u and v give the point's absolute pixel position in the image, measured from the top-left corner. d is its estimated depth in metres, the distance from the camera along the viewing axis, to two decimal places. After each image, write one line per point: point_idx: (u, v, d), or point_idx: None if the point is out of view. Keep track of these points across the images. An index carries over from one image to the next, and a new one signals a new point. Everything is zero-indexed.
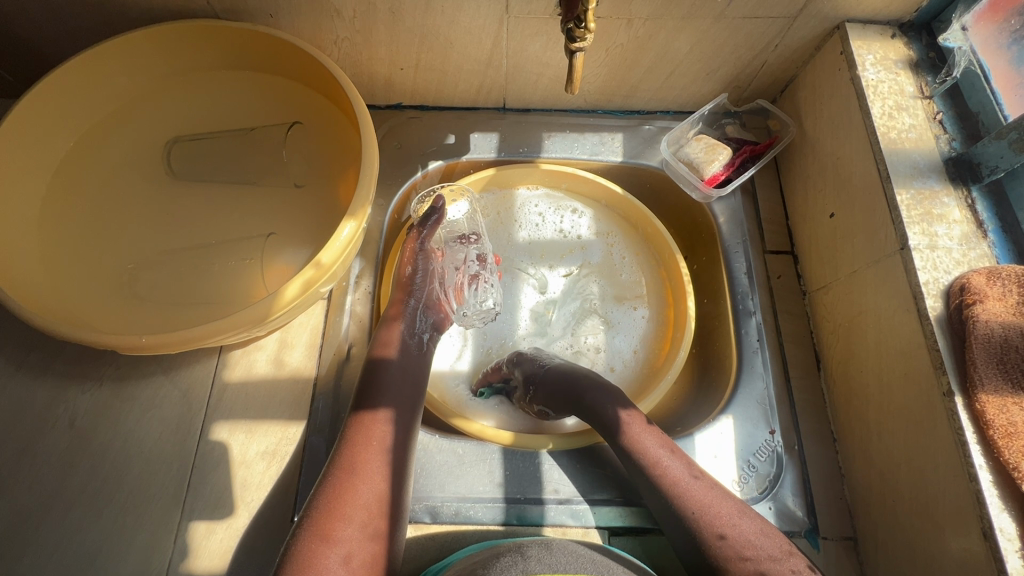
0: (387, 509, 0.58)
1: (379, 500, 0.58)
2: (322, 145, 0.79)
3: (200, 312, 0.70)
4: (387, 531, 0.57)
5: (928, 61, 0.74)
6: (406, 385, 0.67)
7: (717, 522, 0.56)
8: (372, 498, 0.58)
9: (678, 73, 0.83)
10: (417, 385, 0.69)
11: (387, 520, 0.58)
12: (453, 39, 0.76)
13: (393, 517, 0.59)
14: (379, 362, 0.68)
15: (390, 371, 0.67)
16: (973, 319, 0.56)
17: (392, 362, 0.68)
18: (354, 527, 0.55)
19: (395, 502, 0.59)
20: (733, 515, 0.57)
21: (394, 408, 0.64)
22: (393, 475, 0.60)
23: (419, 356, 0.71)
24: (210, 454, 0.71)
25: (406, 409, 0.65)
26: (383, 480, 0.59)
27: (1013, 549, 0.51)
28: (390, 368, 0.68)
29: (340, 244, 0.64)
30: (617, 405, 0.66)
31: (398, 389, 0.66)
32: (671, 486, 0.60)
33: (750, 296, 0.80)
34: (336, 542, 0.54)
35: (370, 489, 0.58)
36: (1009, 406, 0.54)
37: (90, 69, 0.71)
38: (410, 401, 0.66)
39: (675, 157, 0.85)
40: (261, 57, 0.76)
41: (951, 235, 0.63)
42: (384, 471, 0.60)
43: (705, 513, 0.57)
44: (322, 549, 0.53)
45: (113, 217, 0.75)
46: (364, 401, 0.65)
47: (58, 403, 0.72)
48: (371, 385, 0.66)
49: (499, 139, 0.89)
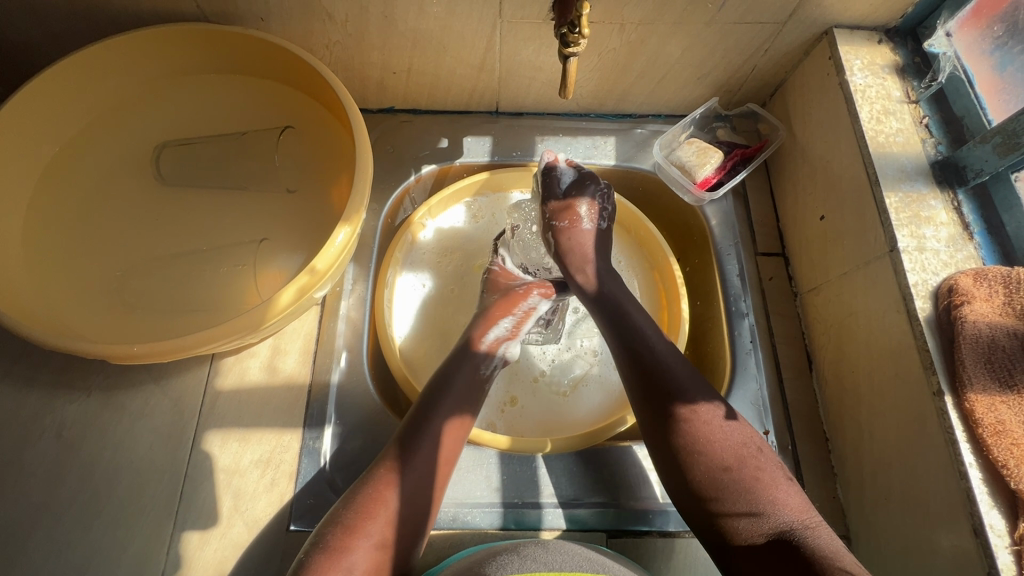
0: (399, 519, 0.58)
1: (390, 510, 0.58)
2: (314, 149, 0.79)
3: (192, 320, 0.69)
4: (396, 541, 0.57)
5: (914, 66, 0.75)
6: (467, 397, 0.68)
7: (762, 500, 0.56)
8: (385, 506, 0.58)
9: (669, 78, 0.84)
10: (473, 403, 0.68)
11: (398, 530, 0.58)
12: (446, 43, 0.76)
13: (405, 529, 0.58)
14: (449, 374, 0.69)
15: (453, 389, 0.67)
16: (962, 319, 0.57)
17: (456, 375, 0.69)
18: (364, 536, 0.56)
19: (412, 513, 0.59)
20: (782, 496, 0.56)
21: (432, 421, 0.64)
22: (412, 485, 0.60)
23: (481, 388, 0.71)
24: (204, 463, 0.70)
25: (447, 421, 0.65)
26: (399, 489, 0.59)
27: (1003, 545, 0.52)
28: (455, 377, 0.68)
29: (335, 250, 0.63)
30: (675, 367, 0.64)
31: (455, 404, 0.66)
32: (721, 467, 0.58)
33: (743, 297, 0.80)
34: (344, 550, 0.54)
35: (384, 497, 0.58)
36: (996, 405, 0.55)
37: (75, 73, 0.70)
38: (460, 417, 0.66)
39: (668, 160, 0.86)
40: (252, 60, 0.76)
41: (938, 236, 0.64)
42: (398, 479, 0.59)
43: (753, 490, 0.56)
44: (352, 541, 0.55)
45: (101, 223, 0.73)
46: (426, 405, 0.65)
47: (44, 413, 0.70)
48: (431, 399, 0.66)
49: (492, 143, 0.90)
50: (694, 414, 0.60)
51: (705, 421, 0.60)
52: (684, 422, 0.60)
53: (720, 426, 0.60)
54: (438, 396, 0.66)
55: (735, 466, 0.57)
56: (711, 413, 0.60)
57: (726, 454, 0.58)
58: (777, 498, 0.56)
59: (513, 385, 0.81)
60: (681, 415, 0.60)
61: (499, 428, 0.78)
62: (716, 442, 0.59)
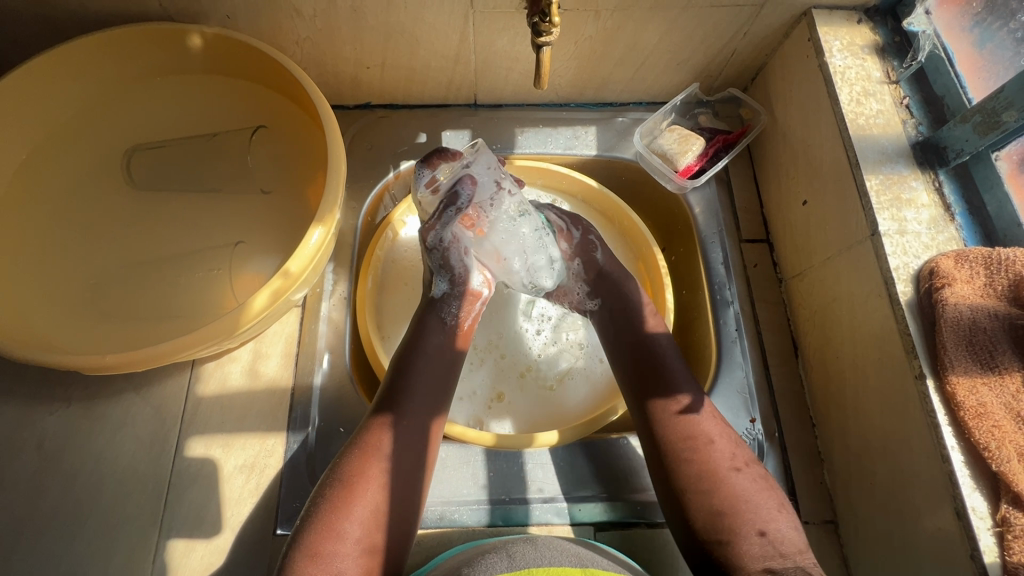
0: (386, 522, 0.57)
1: (379, 513, 0.57)
2: (288, 149, 0.77)
3: (169, 327, 0.68)
4: (386, 543, 0.57)
5: (895, 46, 0.74)
6: (436, 379, 0.66)
7: (745, 529, 0.56)
8: (372, 509, 0.57)
9: (648, 64, 0.82)
10: (449, 383, 0.67)
11: (388, 534, 0.57)
12: (419, 36, 0.75)
13: (395, 530, 0.58)
14: (418, 340, 0.68)
15: (419, 358, 0.66)
16: (943, 302, 0.57)
17: (424, 346, 0.68)
18: (350, 543, 0.55)
19: (401, 513, 0.59)
20: (765, 507, 0.57)
21: (411, 413, 0.63)
22: (400, 484, 0.59)
23: (454, 355, 0.69)
24: (188, 470, 0.70)
25: (427, 415, 0.64)
26: (385, 490, 0.58)
27: (985, 527, 0.52)
28: (427, 333, 0.69)
29: (309, 251, 0.62)
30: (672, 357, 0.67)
31: (428, 391, 0.65)
32: (721, 481, 0.58)
33: (728, 285, 0.80)
34: (331, 558, 0.54)
35: (367, 499, 0.57)
36: (978, 387, 0.55)
37: (38, 79, 0.68)
38: (436, 408, 0.65)
39: (649, 149, 0.85)
40: (218, 60, 0.74)
41: (919, 219, 0.64)
42: (385, 480, 0.58)
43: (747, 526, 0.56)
44: (333, 546, 0.54)
45: (72, 231, 0.72)
46: (391, 398, 0.63)
47: (24, 425, 0.70)
48: (399, 378, 0.65)
49: (471, 136, 0.88)
50: (700, 429, 0.61)
51: (716, 444, 0.60)
52: (695, 447, 0.60)
53: (726, 459, 0.60)
54: (407, 377, 0.65)
55: (721, 489, 0.58)
56: (723, 441, 0.61)
57: (728, 480, 0.58)
58: (757, 514, 0.57)
59: (500, 382, 0.80)
60: (676, 428, 0.61)
61: (486, 424, 0.78)
62: (721, 461, 0.59)
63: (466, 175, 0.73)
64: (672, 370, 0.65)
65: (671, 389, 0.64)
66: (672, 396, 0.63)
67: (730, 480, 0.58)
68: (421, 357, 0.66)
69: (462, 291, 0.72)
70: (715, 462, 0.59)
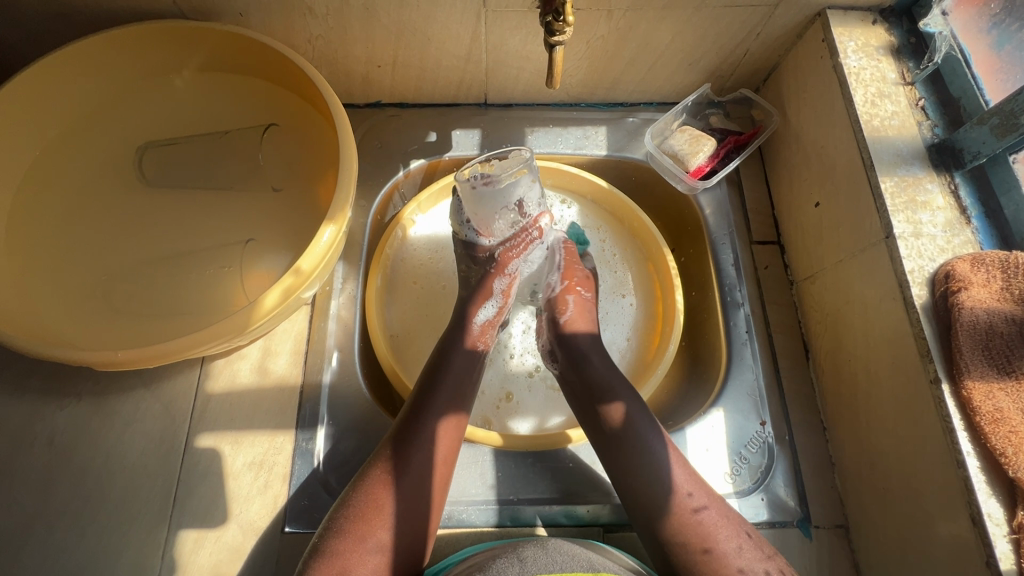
0: (395, 522, 0.57)
1: (387, 512, 0.57)
2: (299, 147, 0.77)
3: (179, 324, 0.68)
4: (397, 542, 0.57)
5: (910, 47, 0.73)
6: (460, 388, 0.66)
7: (704, 546, 0.57)
8: (382, 508, 0.57)
9: (660, 64, 0.82)
10: (470, 390, 0.66)
11: (398, 533, 0.57)
12: (430, 35, 0.75)
13: (407, 529, 0.58)
14: (445, 353, 0.68)
15: (444, 375, 0.66)
16: (959, 306, 0.56)
17: (452, 361, 0.67)
18: (374, 545, 0.56)
19: (413, 512, 0.58)
20: (726, 532, 0.58)
21: (425, 414, 0.62)
22: (411, 484, 0.59)
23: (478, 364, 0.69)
24: (197, 466, 0.70)
25: (451, 422, 0.63)
26: (396, 490, 0.58)
27: (1001, 534, 0.52)
28: (453, 358, 0.68)
29: (320, 250, 0.62)
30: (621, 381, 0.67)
31: (444, 395, 0.64)
32: (676, 505, 0.59)
33: (738, 287, 0.79)
34: (338, 555, 0.54)
35: (390, 503, 0.58)
36: (994, 392, 0.54)
37: (53, 75, 0.68)
38: (454, 410, 0.64)
39: (660, 150, 0.84)
40: (232, 57, 0.74)
41: (935, 221, 0.63)
42: (393, 480, 0.58)
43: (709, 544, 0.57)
44: (359, 548, 0.55)
45: (84, 227, 0.72)
46: (419, 406, 0.63)
47: (35, 420, 0.70)
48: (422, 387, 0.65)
49: (481, 136, 0.88)
50: (660, 455, 0.62)
51: (669, 466, 0.61)
52: (649, 470, 0.61)
53: (680, 476, 0.61)
54: (431, 387, 0.65)
55: (679, 508, 0.59)
56: (674, 461, 0.62)
57: (682, 500, 0.59)
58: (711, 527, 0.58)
59: (508, 381, 0.80)
60: (649, 449, 0.62)
61: (495, 424, 0.78)
62: (671, 482, 0.60)
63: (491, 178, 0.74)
64: (617, 393, 0.66)
65: (616, 404, 0.65)
66: (607, 404, 0.65)
67: (676, 502, 0.59)
68: (449, 368, 0.66)
69: (482, 297, 0.74)
70: (663, 482, 0.60)
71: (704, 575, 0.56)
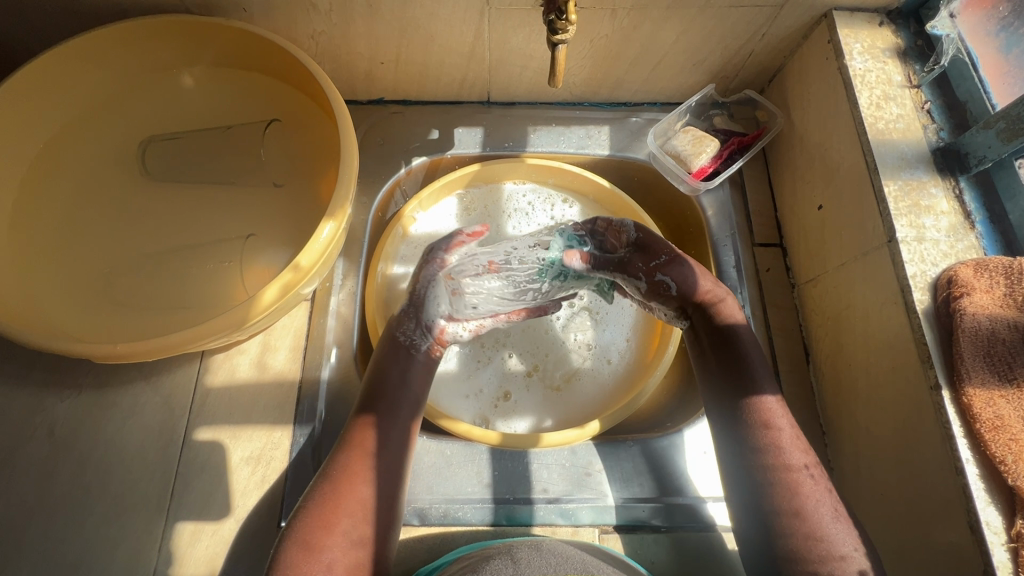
0: (374, 516, 0.57)
1: (365, 506, 0.57)
2: (301, 142, 0.78)
3: (179, 318, 0.68)
4: (374, 537, 0.57)
5: (917, 49, 0.73)
6: (412, 389, 0.66)
7: (817, 527, 0.54)
8: (360, 502, 0.57)
9: (663, 64, 0.82)
10: (421, 397, 0.66)
11: (374, 528, 0.57)
12: (434, 32, 0.75)
13: (381, 524, 0.58)
14: (381, 374, 0.66)
15: (391, 385, 0.65)
16: (961, 312, 0.56)
17: (389, 377, 0.66)
18: (340, 534, 0.55)
19: (387, 507, 0.59)
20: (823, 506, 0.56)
21: (390, 412, 0.63)
22: (385, 479, 0.59)
23: (427, 370, 0.68)
24: (195, 460, 0.70)
25: (411, 417, 0.64)
26: (372, 485, 0.58)
27: (999, 542, 0.51)
28: (389, 376, 0.66)
29: (320, 246, 0.62)
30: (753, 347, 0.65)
31: (398, 401, 0.64)
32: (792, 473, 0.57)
33: (739, 289, 0.79)
34: (318, 548, 0.53)
35: (356, 491, 0.57)
36: (996, 399, 0.53)
37: (58, 68, 0.69)
38: (413, 411, 0.65)
39: (663, 150, 0.84)
40: (235, 53, 0.74)
41: (939, 226, 0.63)
42: (371, 475, 0.59)
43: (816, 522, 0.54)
44: (323, 537, 0.54)
45: (86, 220, 0.73)
46: (371, 401, 0.64)
47: (36, 411, 0.70)
48: (374, 391, 0.64)
49: (484, 134, 0.88)
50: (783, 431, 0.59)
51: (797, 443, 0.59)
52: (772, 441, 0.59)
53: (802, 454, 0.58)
54: (381, 392, 0.64)
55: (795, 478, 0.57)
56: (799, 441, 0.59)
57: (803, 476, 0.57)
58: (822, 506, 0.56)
59: (507, 380, 0.80)
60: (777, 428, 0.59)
61: (492, 423, 0.78)
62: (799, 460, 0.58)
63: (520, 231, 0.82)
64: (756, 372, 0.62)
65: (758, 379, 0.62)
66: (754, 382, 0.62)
67: (801, 478, 0.56)
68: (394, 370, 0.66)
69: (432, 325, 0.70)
70: (789, 459, 0.58)
71: (808, 546, 0.54)
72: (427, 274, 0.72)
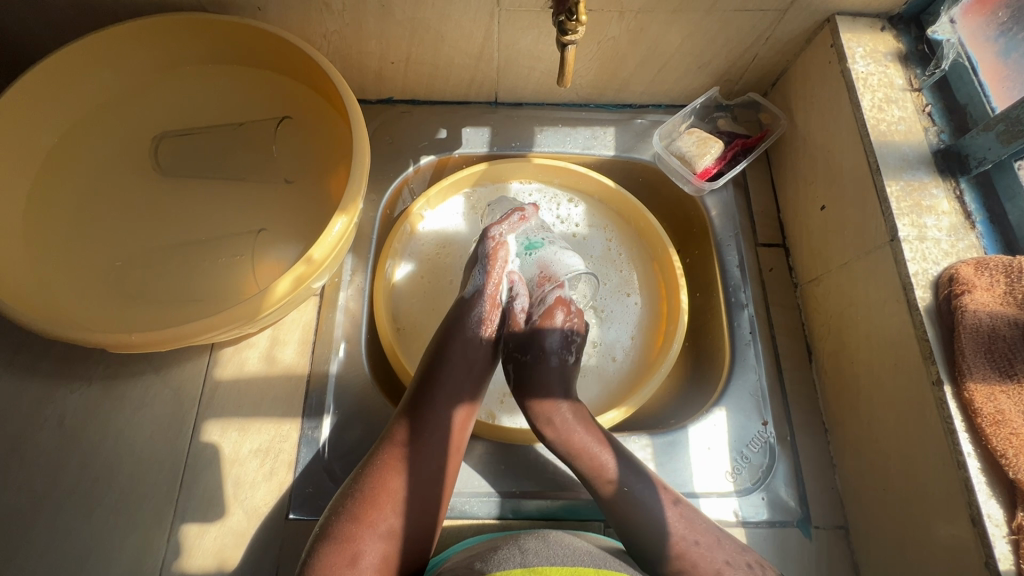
0: (406, 509, 0.58)
1: (398, 498, 0.58)
2: (311, 140, 0.79)
3: (190, 311, 0.69)
4: (405, 530, 0.57)
5: (918, 54, 0.74)
6: (465, 377, 0.66)
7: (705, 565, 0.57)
8: (393, 494, 0.58)
9: (669, 67, 0.83)
10: (481, 379, 0.68)
11: (406, 520, 0.58)
12: (444, 33, 0.76)
13: (414, 518, 0.58)
14: (445, 347, 0.68)
15: (454, 365, 0.66)
16: (962, 309, 0.57)
17: (451, 354, 0.67)
18: (373, 526, 0.56)
19: (420, 499, 0.59)
20: (698, 533, 0.59)
21: (445, 403, 0.64)
22: (419, 472, 0.60)
23: (484, 349, 0.69)
24: (204, 452, 0.71)
25: (458, 411, 0.64)
26: (405, 477, 0.59)
27: (1000, 535, 0.52)
28: (453, 345, 0.68)
29: (332, 240, 0.63)
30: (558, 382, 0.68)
31: (458, 385, 0.65)
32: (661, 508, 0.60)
33: (743, 288, 0.80)
34: (351, 539, 0.55)
35: (393, 484, 0.58)
36: (996, 394, 0.54)
37: (76, 63, 0.70)
38: (466, 397, 0.65)
39: (667, 151, 0.85)
40: (248, 50, 0.75)
41: (939, 226, 0.64)
42: (406, 468, 0.59)
43: (674, 545, 0.58)
44: (358, 527, 0.55)
45: (97, 214, 0.73)
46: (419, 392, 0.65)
47: (47, 401, 0.71)
48: (430, 375, 0.66)
49: (491, 133, 0.89)
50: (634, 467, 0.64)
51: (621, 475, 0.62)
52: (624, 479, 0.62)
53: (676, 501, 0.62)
54: (434, 375, 0.66)
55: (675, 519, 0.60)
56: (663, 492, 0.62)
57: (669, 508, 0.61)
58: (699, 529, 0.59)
59: None
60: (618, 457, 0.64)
61: (499, 418, 0.78)
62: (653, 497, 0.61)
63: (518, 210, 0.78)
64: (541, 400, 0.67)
65: (544, 400, 0.66)
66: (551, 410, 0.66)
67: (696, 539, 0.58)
68: (454, 352, 0.67)
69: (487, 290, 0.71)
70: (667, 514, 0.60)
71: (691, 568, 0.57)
72: (490, 248, 0.74)
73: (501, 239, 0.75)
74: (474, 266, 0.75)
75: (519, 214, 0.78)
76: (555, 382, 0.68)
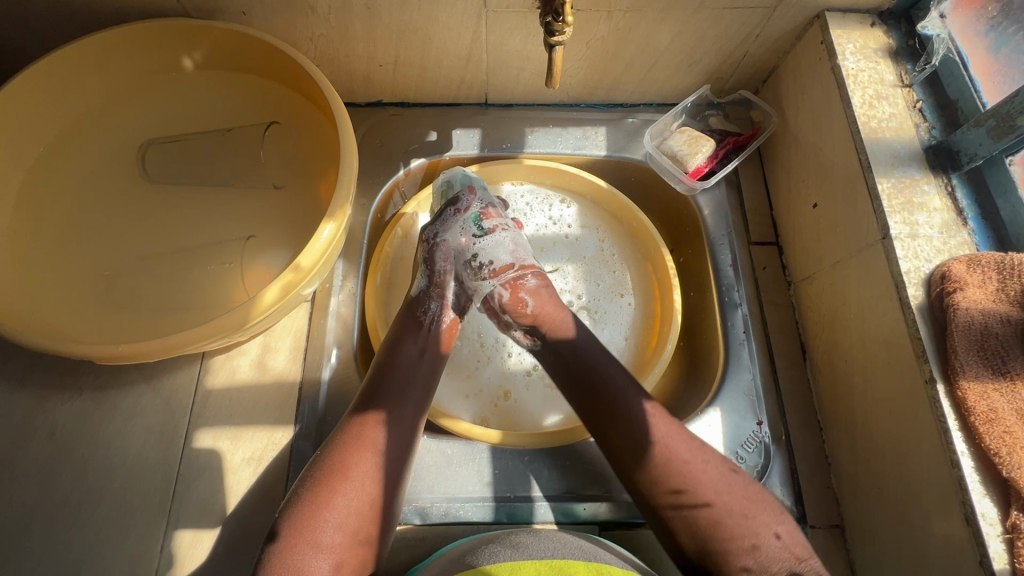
0: (376, 513, 0.57)
1: (364, 501, 0.57)
2: (300, 145, 0.78)
3: (178, 321, 0.68)
4: (377, 534, 0.57)
5: (908, 49, 0.74)
6: (420, 372, 0.66)
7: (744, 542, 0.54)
8: (367, 500, 0.57)
9: (660, 65, 0.83)
10: (434, 375, 0.67)
11: (379, 525, 0.57)
12: (432, 35, 0.75)
13: (385, 521, 0.58)
14: (397, 345, 0.67)
15: (405, 363, 0.65)
16: (954, 307, 0.56)
17: (404, 351, 0.66)
18: (343, 533, 0.54)
19: (391, 504, 0.59)
20: (746, 508, 0.55)
21: (403, 405, 0.63)
22: (392, 478, 0.59)
23: (439, 349, 0.69)
24: (196, 460, 0.70)
25: (415, 411, 0.63)
26: (379, 483, 0.58)
27: (994, 534, 0.52)
28: (403, 349, 0.67)
29: (320, 247, 0.62)
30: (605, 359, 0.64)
31: (415, 385, 0.64)
32: (696, 478, 0.56)
33: (736, 287, 0.79)
34: (319, 546, 0.53)
35: (363, 490, 0.57)
36: (988, 393, 0.54)
37: (60, 71, 0.69)
38: (423, 398, 0.65)
39: (659, 150, 0.84)
40: (234, 56, 0.75)
41: (931, 223, 0.63)
42: (381, 474, 0.58)
43: (710, 516, 0.55)
44: (326, 536, 0.53)
45: (84, 223, 0.73)
46: (378, 393, 0.63)
47: (37, 413, 0.70)
48: (386, 375, 0.64)
49: (481, 135, 0.88)
50: (665, 442, 0.58)
51: (668, 440, 0.58)
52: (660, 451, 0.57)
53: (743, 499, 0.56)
54: (391, 376, 0.64)
55: (716, 496, 0.55)
56: (698, 454, 0.58)
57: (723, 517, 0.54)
58: (764, 526, 0.55)
59: (507, 380, 0.81)
60: (648, 428, 0.58)
61: (494, 422, 0.78)
62: (692, 468, 0.57)
63: (467, 187, 0.77)
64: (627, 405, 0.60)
65: (617, 397, 0.61)
66: (623, 404, 0.60)
67: (740, 518, 0.55)
68: (408, 351, 0.67)
69: (439, 293, 0.72)
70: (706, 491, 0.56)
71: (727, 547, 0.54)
72: (430, 251, 0.75)
73: (440, 238, 0.75)
74: (417, 270, 0.76)
75: (455, 207, 0.76)
76: (616, 380, 0.62)
